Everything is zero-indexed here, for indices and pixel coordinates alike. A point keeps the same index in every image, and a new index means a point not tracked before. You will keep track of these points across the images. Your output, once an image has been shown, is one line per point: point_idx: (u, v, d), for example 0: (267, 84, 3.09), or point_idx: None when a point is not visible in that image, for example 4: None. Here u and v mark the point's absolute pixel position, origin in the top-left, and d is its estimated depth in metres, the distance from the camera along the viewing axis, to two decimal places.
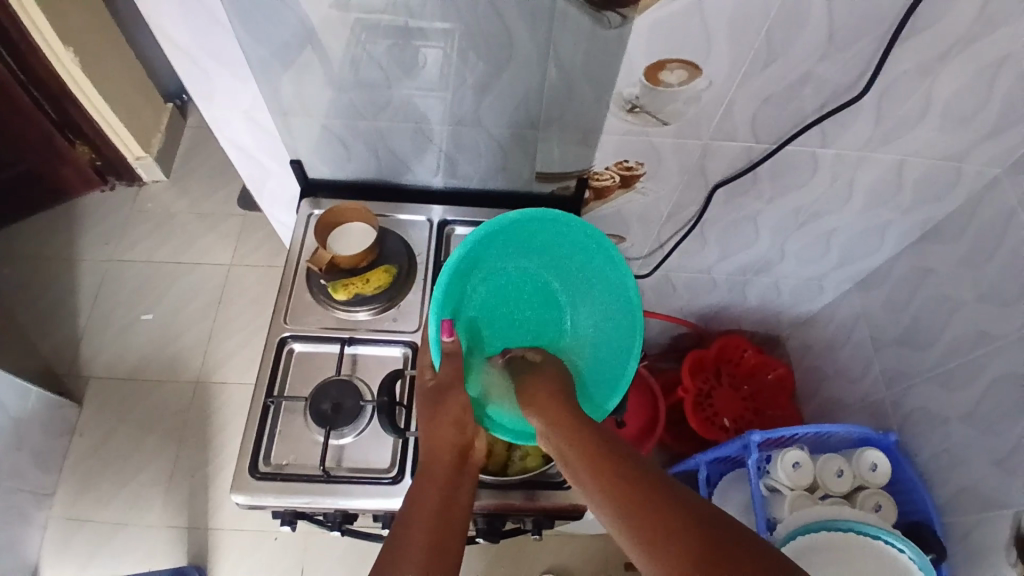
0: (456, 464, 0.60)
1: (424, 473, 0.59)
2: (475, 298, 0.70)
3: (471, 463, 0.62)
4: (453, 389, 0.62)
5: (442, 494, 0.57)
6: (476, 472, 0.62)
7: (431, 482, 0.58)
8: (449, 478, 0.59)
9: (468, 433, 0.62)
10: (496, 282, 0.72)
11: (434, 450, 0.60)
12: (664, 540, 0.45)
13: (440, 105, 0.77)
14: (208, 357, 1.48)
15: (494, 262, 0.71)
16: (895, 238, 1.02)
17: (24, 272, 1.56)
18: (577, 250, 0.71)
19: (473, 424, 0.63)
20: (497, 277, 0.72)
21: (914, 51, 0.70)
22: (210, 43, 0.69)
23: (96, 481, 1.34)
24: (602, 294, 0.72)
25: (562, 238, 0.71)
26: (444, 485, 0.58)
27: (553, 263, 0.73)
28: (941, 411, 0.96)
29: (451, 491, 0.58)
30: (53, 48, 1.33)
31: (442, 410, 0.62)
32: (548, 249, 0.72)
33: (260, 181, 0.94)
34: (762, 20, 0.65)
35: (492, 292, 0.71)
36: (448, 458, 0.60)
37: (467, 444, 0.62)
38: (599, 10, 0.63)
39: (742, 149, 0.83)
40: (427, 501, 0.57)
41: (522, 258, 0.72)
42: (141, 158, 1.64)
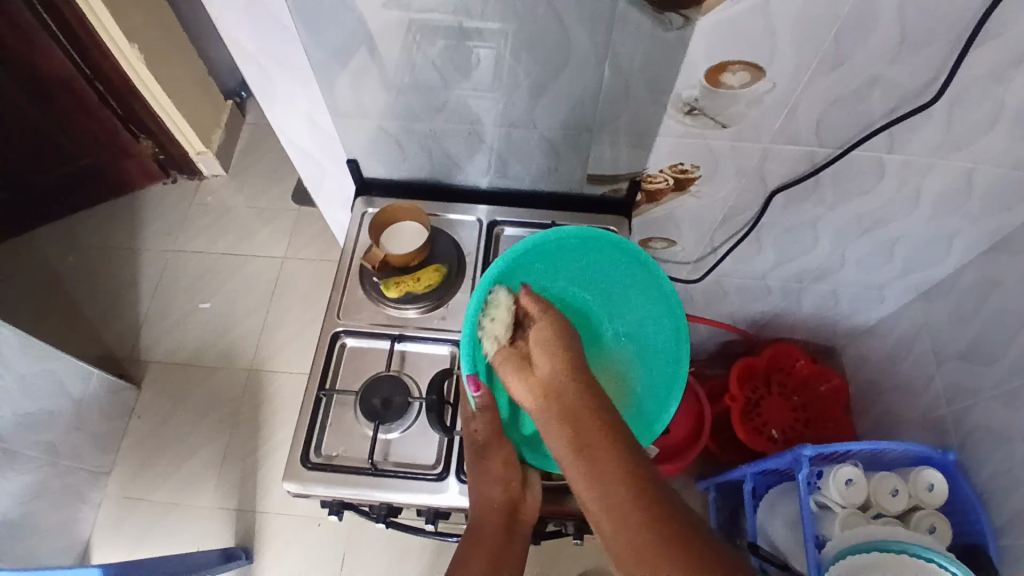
0: (504, 521, 0.64)
1: (475, 531, 0.63)
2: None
3: (521, 520, 0.65)
4: (493, 445, 0.66)
5: (493, 550, 0.61)
6: (526, 530, 0.65)
7: (482, 540, 0.62)
8: (497, 537, 0.62)
9: (514, 489, 0.66)
10: None
11: (484, 510, 0.64)
12: (654, 548, 0.47)
13: (493, 106, 0.77)
14: (260, 347, 1.53)
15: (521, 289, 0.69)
16: (962, 248, 0.96)
17: (91, 261, 1.65)
18: (603, 257, 0.71)
19: (518, 476, 0.67)
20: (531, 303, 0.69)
21: (991, 53, 0.66)
22: (273, 46, 0.71)
23: (152, 462, 1.41)
24: (639, 299, 0.71)
25: (586, 250, 0.71)
26: (495, 544, 0.62)
27: (582, 276, 0.71)
28: (1005, 431, 0.91)
29: (502, 548, 0.62)
30: (120, 46, 1.40)
31: (488, 466, 0.66)
32: (574, 263, 0.71)
33: (316, 181, 0.96)
34: (830, 20, 0.62)
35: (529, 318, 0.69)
36: (496, 515, 0.64)
37: (514, 500, 0.65)
38: (661, 12, 0.62)
39: (804, 153, 0.81)
40: (473, 556, 0.60)
41: (550, 280, 0.70)
42: (201, 153, 1.71)
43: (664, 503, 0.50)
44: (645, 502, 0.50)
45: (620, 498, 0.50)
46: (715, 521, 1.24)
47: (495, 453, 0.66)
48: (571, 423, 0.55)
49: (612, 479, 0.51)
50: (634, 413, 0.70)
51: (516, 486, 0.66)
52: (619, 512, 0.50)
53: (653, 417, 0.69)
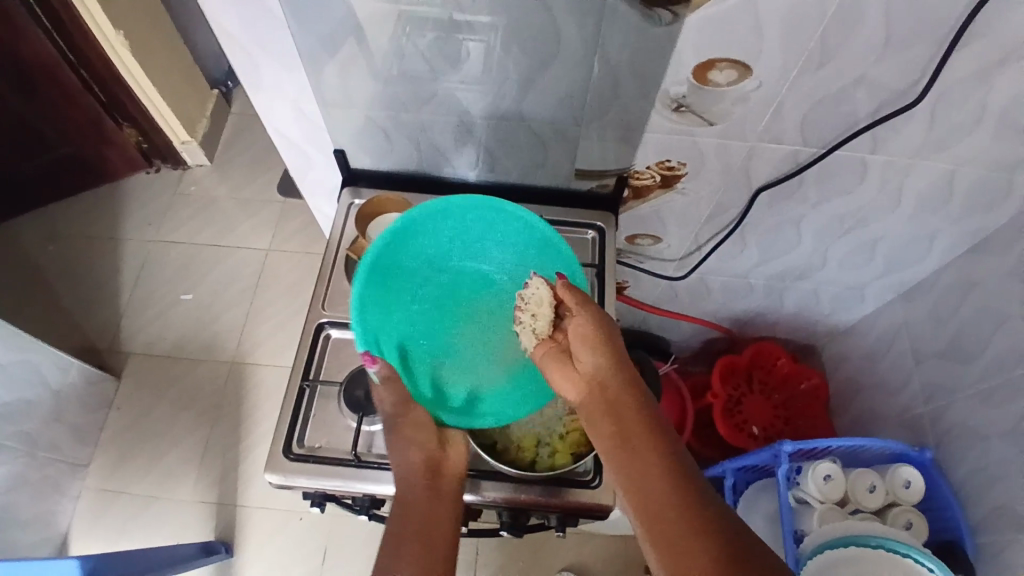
0: (429, 480, 0.65)
1: (402, 502, 0.64)
2: (416, 317, 0.75)
3: (446, 475, 0.66)
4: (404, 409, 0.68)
5: (423, 508, 0.63)
6: (452, 482, 0.66)
7: (411, 510, 0.63)
8: (424, 496, 0.64)
9: (431, 450, 0.66)
10: (427, 288, 0.76)
11: (407, 479, 0.65)
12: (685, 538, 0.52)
13: (482, 99, 0.77)
14: (243, 339, 1.52)
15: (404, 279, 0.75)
16: (941, 249, 0.98)
17: (70, 250, 1.62)
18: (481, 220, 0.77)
19: (435, 435, 0.68)
20: (422, 283, 0.76)
21: (973, 56, 0.67)
22: (260, 32, 0.70)
23: (131, 455, 1.39)
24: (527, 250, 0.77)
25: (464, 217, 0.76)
26: (422, 511, 0.63)
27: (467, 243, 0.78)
28: (980, 429, 0.93)
29: (430, 511, 0.63)
30: (105, 32, 1.37)
31: (403, 432, 0.67)
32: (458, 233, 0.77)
33: (303, 171, 0.96)
34: (818, 20, 0.63)
35: (423, 300, 0.76)
36: (419, 476, 0.64)
37: (436, 458, 0.66)
38: (651, 7, 0.62)
39: (790, 153, 0.82)
40: (408, 517, 0.63)
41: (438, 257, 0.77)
42: (186, 143, 1.68)
43: (697, 498, 0.55)
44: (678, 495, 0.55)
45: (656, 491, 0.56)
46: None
47: (405, 418, 0.68)
48: (612, 417, 0.62)
49: (649, 472, 0.58)
50: None
51: (435, 444, 0.67)
52: (654, 502, 0.56)
53: None
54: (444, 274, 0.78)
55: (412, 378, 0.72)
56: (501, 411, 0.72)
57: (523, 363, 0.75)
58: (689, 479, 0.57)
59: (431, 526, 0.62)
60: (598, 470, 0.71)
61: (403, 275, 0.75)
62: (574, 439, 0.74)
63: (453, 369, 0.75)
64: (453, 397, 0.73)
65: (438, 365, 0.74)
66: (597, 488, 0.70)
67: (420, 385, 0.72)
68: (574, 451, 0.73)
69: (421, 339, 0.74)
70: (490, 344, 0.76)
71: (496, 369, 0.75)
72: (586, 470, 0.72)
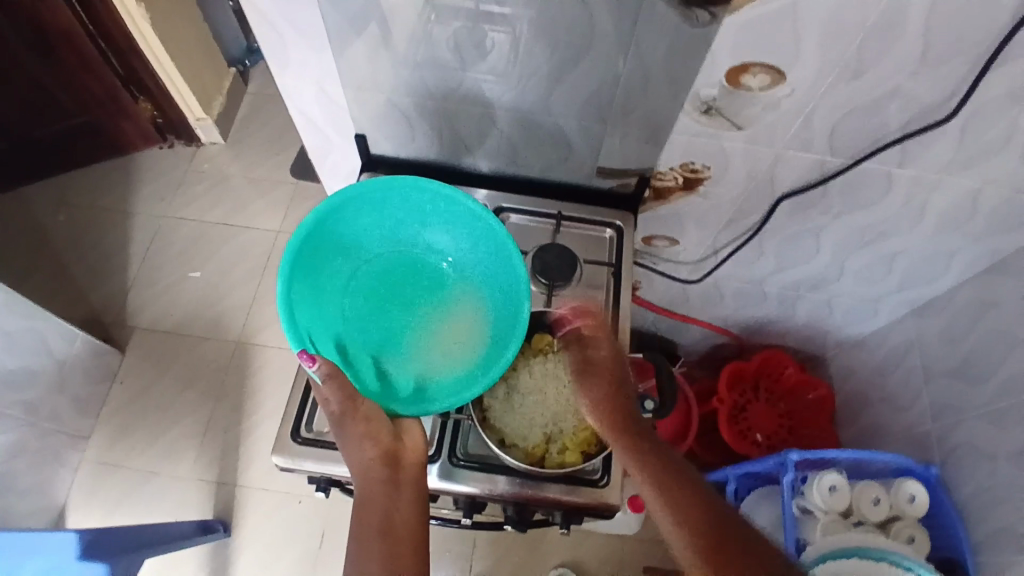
0: (385, 474, 0.64)
1: (362, 499, 0.64)
2: (349, 313, 0.75)
3: (403, 466, 0.66)
4: (354, 406, 0.65)
5: (383, 500, 0.64)
6: (412, 472, 0.66)
7: (374, 504, 0.64)
8: (383, 490, 0.64)
9: (387, 444, 0.65)
10: (361, 283, 0.77)
11: (366, 475, 0.64)
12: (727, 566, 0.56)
13: (509, 91, 0.76)
14: (249, 320, 1.51)
15: (330, 279, 0.75)
16: (960, 267, 0.98)
17: (80, 221, 1.62)
18: (401, 204, 0.76)
19: (387, 431, 0.66)
20: (353, 279, 0.77)
21: (1011, 75, 0.66)
22: (291, 12, 0.69)
23: (133, 428, 1.39)
24: (453, 227, 0.77)
25: (385, 205, 0.76)
26: (381, 507, 0.64)
27: (396, 232, 0.78)
28: (988, 449, 0.93)
29: (390, 504, 0.64)
30: (127, 5, 1.36)
31: (351, 428, 0.65)
32: (385, 224, 0.77)
33: (322, 154, 0.95)
34: (858, 29, 0.62)
35: (355, 296, 0.76)
36: (374, 472, 0.64)
37: (390, 452, 0.65)
38: (688, 7, 0.61)
39: (815, 162, 0.81)
40: (371, 509, 0.63)
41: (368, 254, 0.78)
42: (201, 119, 1.68)
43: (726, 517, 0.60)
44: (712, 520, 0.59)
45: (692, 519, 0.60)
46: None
47: (354, 415, 0.65)
48: (637, 445, 0.66)
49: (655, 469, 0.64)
50: (494, 330, 0.74)
51: (388, 438, 0.65)
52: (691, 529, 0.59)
53: (509, 326, 0.72)
54: (374, 268, 0.78)
55: (354, 374, 0.71)
56: (451, 391, 0.70)
57: (464, 343, 0.75)
58: (717, 502, 0.61)
59: (393, 517, 0.64)
60: (606, 470, 0.71)
61: (329, 276, 0.75)
62: (585, 438, 0.73)
63: (399, 360, 0.74)
64: (401, 387, 0.72)
65: (380, 358, 0.73)
66: (605, 487, 0.70)
67: (364, 380, 0.71)
68: (584, 450, 0.72)
69: (357, 334, 0.74)
70: (430, 328, 0.76)
71: (444, 353, 0.74)
72: (594, 469, 0.72)
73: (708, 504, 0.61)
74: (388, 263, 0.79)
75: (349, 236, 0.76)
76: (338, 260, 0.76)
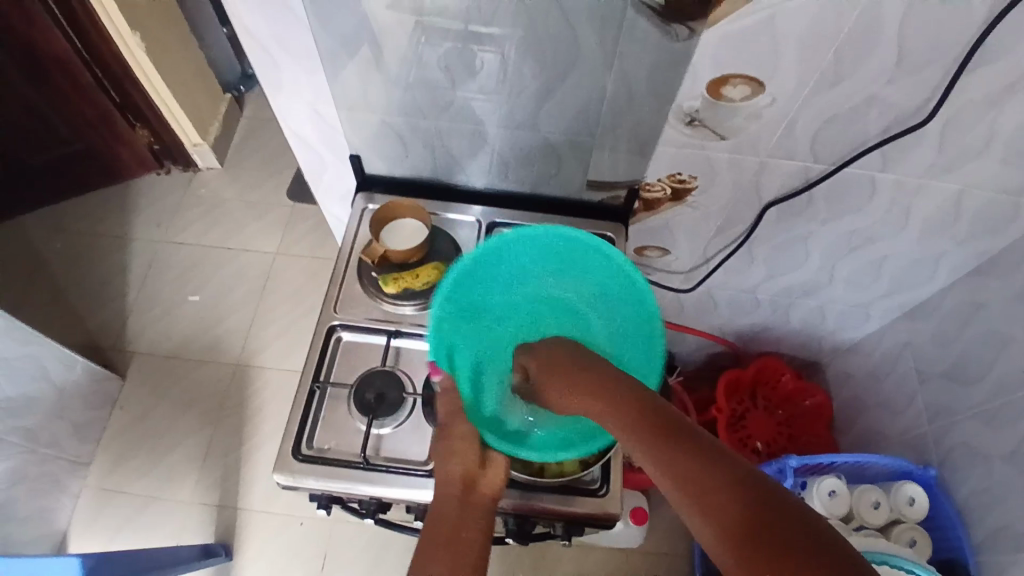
0: (462, 494, 0.61)
1: (433, 510, 0.61)
2: (495, 339, 0.77)
3: (482, 492, 0.62)
4: (454, 423, 0.66)
5: (455, 517, 0.60)
6: (489, 502, 0.62)
7: (442, 518, 0.59)
8: (457, 509, 0.60)
9: (470, 462, 0.63)
10: (518, 315, 0.79)
11: (443, 489, 0.62)
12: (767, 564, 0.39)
13: (497, 108, 0.78)
14: (248, 342, 1.52)
15: (488, 301, 0.78)
16: (948, 269, 0.99)
17: (78, 248, 1.63)
18: (561, 249, 0.77)
19: (478, 452, 0.64)
20: (512, 309, 0.79)
21: (984, 79, 0.68)
22: (283, 35, 0.71)
23: (133, 453, 1.39)
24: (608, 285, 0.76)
25: (547, 244, 0.77)
26: (450, 520, 0.59)
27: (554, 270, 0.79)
28: (984, 450, 0.93)
29: (459, 518, 0.59)
30: (122, 33, 1.39)
31: (448, 443, 0.65)
32: (546, 263, 0.79)
33: (318, 175, 0.97)
34: (832, 38, 0.64)
35: (505, 325, 0.78)
36: (452, 489, 0.62)
37: (472, 474, 0.63)
38: (668, 23, 0.64)
39: (799, 168, 0.83)
40: (439, 523, 0.59)
41: (525, 285, 0.79)
42: (197, 145, 1.70)
43: (761, 487, 0.43)
44: (739, 493, 0.43)
45: (710, 497, 0.44)
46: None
47: (451, 434, 0.66)
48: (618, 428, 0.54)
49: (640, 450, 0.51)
50: None
51: (476, 462, 0.64)
52: (711, 517, 0.43)
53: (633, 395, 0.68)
54: (533, 302, 0.80)
55: (474, 398, 0.71)
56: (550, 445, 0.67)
57: None
58: (739, 479, 0.44)
59: (462, 533, 0.58)
60: (606, 479, 0.72)
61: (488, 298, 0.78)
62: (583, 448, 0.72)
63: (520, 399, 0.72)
64: (509, 422, 0.70)
65: (506, 390, 0.73)
66: (605, 496, 0.70)
67: (479, 404, 0.71)
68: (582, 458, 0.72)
69: (495, 365, 0.75)
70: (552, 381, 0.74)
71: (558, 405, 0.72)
72: (594, 479, 0.72)
73: (720, 477, 0.45)
74: (546, 301, 0.79)
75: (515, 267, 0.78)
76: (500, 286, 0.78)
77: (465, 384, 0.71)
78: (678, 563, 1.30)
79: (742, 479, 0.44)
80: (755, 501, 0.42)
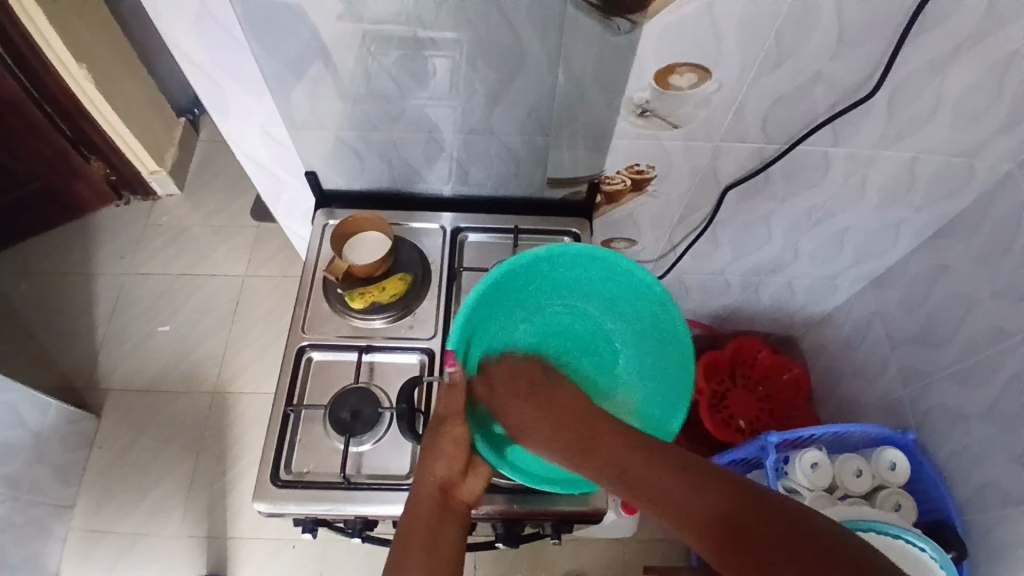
0: (440, 502, 0.61)
1: (408, 514, 0.60)
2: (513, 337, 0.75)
3: (458, 501, 0.62)
4: (450, 420, 0.65)
5: (433, 520, 0.59)
6: (464, 510, 0.62)
7: (421, 517, 0.59)
8: (434, 513, 0.60)
9: (455, 469, 0.63)
10: (543, 318, 0.76)
11: (422, 491, 0.61)
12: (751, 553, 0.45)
13: (451, 114, 0.77)
14: (224, 368, 1.50)
15: (520, 297, 0.74)
16: (909, 236, 1.01)
17: (41, 288, 1.59)
18: (617, 284, 0.74)
19: (464, 457, 0.64)
20: (538, 310, 0.76)
21: (923, 49, 0.70)
22: (224, 59, 0.70)
23: (116, 493, 1.36)
24: (656, 351, 0.73)
25: (601, 273, 0.74)
26: (429, 522, 0.59)
27: (599, 297, 0.76)
28: (960, 409, 0.95)
29: (436, 522, 0.59)
30: (68, 66, 1.36)
31: (436, 444, 0.63)
32: (591, 285, 0.76)
33: (275, 195, 0.95)
34: (773, 20, 0.65)
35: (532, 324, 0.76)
36: (430, 495, 0.61)
37: (451, 480, 0.62)
38: (609, 16, 0.64)
39: (754, 150, 0.84)
40: (415, 525, 0.59)
41: (564, 297, 0.77)
42: (155, 172, 1.66)
43: (749, 491, 0.49)
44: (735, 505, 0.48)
45: (698, 505, 0.49)
46: (693, 562, 1.25)
47: (445, 432, 0.64)
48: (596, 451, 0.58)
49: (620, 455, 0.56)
50: None
51: (458, 468, 0.63)
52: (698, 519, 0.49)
53: None
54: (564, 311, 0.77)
55: (475, 388, 0.71)
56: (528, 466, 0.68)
57: None
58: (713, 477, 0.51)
59: (439, 535, 0.58)
60: None
61: (522, 295, 0.74)
62: None
63: None
64: (501, 423, 0.71)
65: None
66: (590, 493, 0.71)
67: (476, 395, 0.70)
68: None
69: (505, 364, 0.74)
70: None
71: None
72: None
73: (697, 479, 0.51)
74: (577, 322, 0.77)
75: (562, 277, 0.75)
76: (539, 286, 0.75)
77: (470, 372, 0.70)
78: (674, 548, 1.31)
79: (725, 485, 0.50)
80: (745, 502, 0.48)
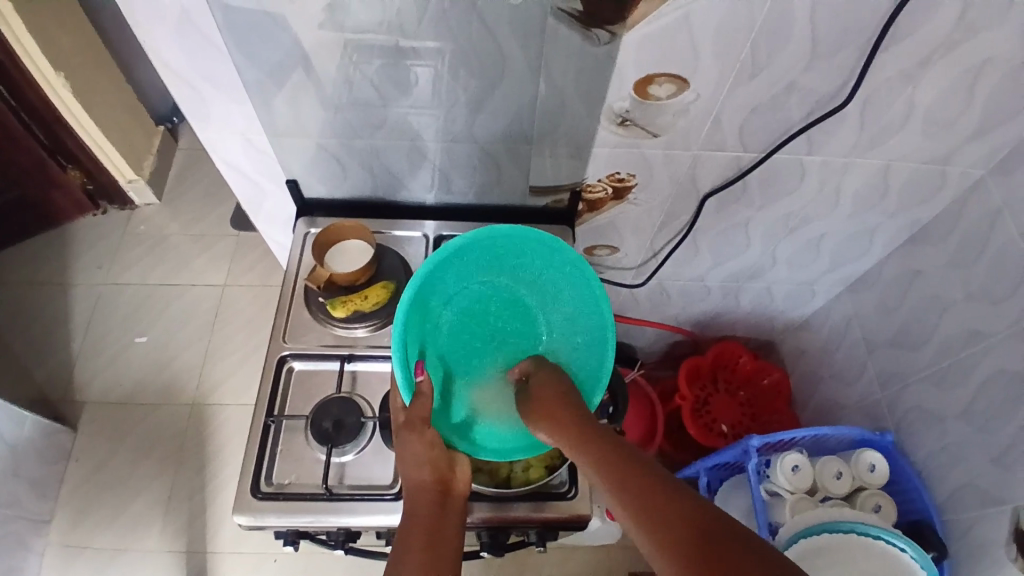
0: (438, 499, 0.61)
1: (406, 515, 0.60)
2: (442, 325, 0.72)
3: (456, 495, 0.63)
4: (417, 428, 0.63)
5: (429, 520, 0.60)
6: (461, 503, 0.63)
7: (417, 518, 0.60)
8: (431, 513, 0.60)
9: (440, 466, 0.63)
10: (466, 301, 0.73)
11: (416, 492, 0.61)
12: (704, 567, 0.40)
13: (433, 122, 0.77)
14: (204, 379, 1.47)
15: (435, 288, 0.70)
16: (883, 242, 1.04)
17: (14, 299, 1.55)
18: (526, 250, 0.72)
19: (446, 456, 0.65)
20: (458, 294, 0.73)
21: (895, 59, 0.72)
22: (205, 66, 0.70)
23: (94, 507, 1.33)
24: (573, 298, 0.72)
25: (511, 245, 0.71)
26: (429, 522, 0.59)
27: (511, 264, 0.73)
28: (936, 411, 0.98)
29: (437, 523, 0.60)
30: (46, 74, 1.34)
31: (417, 447, 0.63)
32: (501, 256, 0.73)
33: (255, 203, 0.95)
34: (748, 32, 0.67)
35: (456, 309, 0.73)
36: (426, 494, 0.61)
37: (444, 477, 0.63)
38: (588, 28, 0.65)
39: (731, 159, 0.85)
40: (413, 528, 0.59)
41: (480, 275, 0.73)
42: (133, 181, 1.64)
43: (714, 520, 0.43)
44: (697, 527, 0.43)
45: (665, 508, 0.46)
46: None
47: (420, 437, 0.63)
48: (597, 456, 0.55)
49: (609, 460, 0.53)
50: None
51: (445, 464, 0.64)
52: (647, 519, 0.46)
53: None
54: (479, 287, 0.74)
55: None
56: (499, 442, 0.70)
57: None
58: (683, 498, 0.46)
59: (438, 534, 0.59)
60: (573, 481, 0.72)
61: (441, 284, 0.71)
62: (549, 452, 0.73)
63: (466, 386, 0.72)
64: (454, 412, 0.70)
65: (453, 384, 0.71)
66: (574, 499, 0.71)
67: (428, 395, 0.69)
68: (548, 462, 0.72)
69: (439, 347, 0.71)
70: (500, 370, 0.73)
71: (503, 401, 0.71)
72: (562, 482, 0.73)
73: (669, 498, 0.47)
74: (496, 292, 0.74)
75: (476, 257, 0.72)
76: (451, 270, 0.71)
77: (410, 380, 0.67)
78: None
79: (676, 500, 0.46)
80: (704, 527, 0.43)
